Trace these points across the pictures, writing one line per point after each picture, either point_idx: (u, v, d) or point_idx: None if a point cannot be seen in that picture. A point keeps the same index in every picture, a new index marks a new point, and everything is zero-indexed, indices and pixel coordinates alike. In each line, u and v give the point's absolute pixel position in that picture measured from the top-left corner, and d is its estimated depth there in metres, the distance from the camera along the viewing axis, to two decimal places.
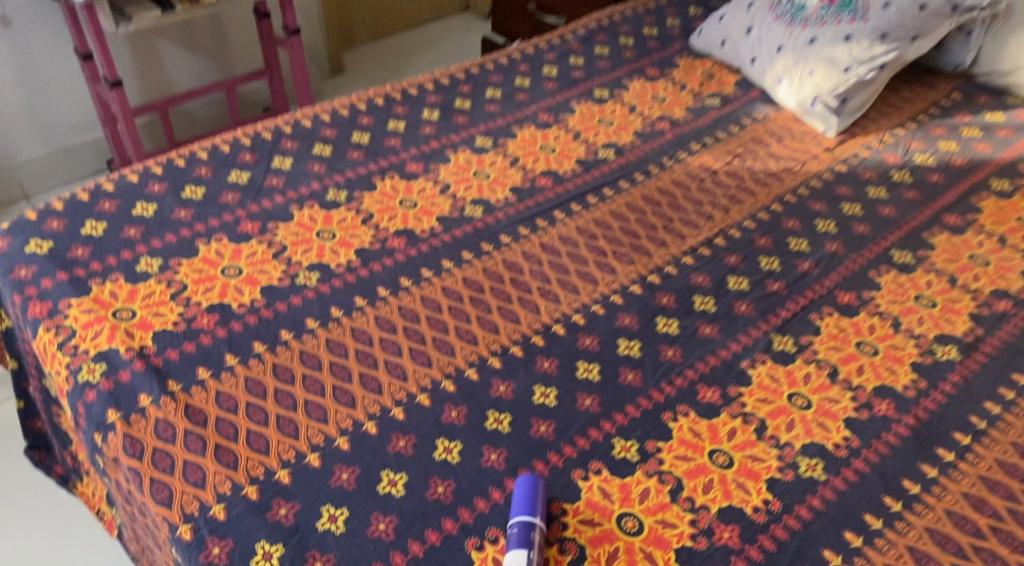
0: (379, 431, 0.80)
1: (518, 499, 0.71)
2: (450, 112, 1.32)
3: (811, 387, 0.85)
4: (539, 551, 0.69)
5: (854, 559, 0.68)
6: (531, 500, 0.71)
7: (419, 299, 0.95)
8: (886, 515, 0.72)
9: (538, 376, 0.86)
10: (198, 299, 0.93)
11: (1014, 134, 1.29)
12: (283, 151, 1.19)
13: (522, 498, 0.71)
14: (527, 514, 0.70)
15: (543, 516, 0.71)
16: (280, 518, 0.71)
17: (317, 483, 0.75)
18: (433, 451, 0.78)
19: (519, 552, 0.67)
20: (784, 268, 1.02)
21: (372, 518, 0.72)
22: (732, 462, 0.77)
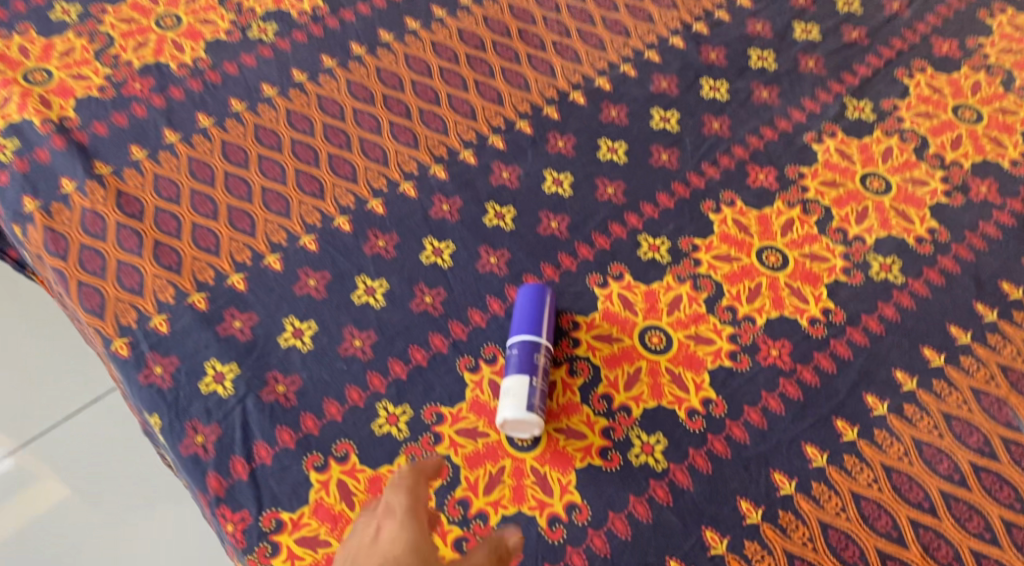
0: (354, 228, 0.64)
1: (520, 311, 0.58)
2: None
3: (892, 165, 0.67)
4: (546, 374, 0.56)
5: (933, 382, 0.55)
6: (535, 314, 0.58)
7: (402, 57, 0.74)
8: (975, 328, 0.58)
9: (549, 159, 0.69)
10: (128, 57, 0.74)
11: None
12: None
13: (526, 313, 0.58)
14: (531, 331, 0.57)
15: (551, 331, 0.58)
16: (234, 333, 0.59)
17: (278, 290, 0.61)
18: (419, 253, 0.63)
19: (522, 377, 0.54)
20: (868, 10, 0.79)
21: (345, 334, 0.59)
22: (786, 262, 0.62)
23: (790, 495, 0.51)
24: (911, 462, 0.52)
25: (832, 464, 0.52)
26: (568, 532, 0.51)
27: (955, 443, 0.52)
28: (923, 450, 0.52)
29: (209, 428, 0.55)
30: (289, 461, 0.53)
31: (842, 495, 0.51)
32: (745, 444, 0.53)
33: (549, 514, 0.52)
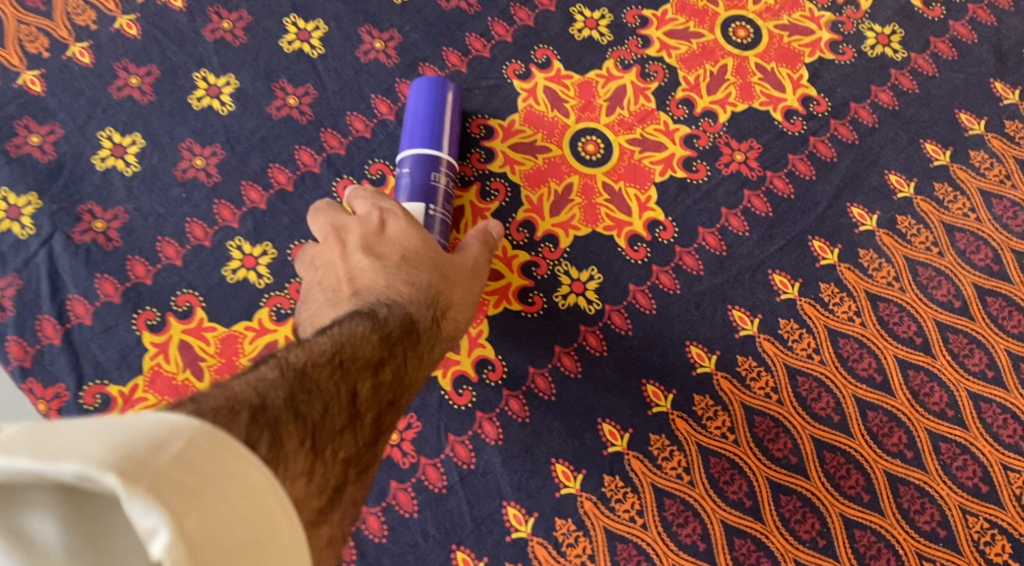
0: (189, 4, 0.47)
1: (413, 115, 0.44)
2: None
3: None
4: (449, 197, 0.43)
5: (935, 186, 0.44)
6: (440, 118, 0.44)
7: None
8: (992, 114, 0.45)
9: None
10: None
11: None
12: None
13: (427, 118, 0.43)
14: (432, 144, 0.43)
15: (454, 138, 0.44)
16: (30, 152, 0.44)
17: (90, 94, 0.46)
18: (277, 38, 0.47)
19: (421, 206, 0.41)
20: None
21: (182, 151, 0.45)
22: (758, 37, 0.47)
23: (751, 336, 0.42)
24: (902, 288, 0.42)
25: (805, 296, 0.42)
26: (477, 395, 0.41)
27: (957, 262, 0.42)
28: (918, 273, 0.42)
29: (5, 281, 0.42)
30: (115, 320, 0.42)
31: (817, 334, 0.42)
32: (698, 276, 0.43)
33: (454, 375, 0.41)
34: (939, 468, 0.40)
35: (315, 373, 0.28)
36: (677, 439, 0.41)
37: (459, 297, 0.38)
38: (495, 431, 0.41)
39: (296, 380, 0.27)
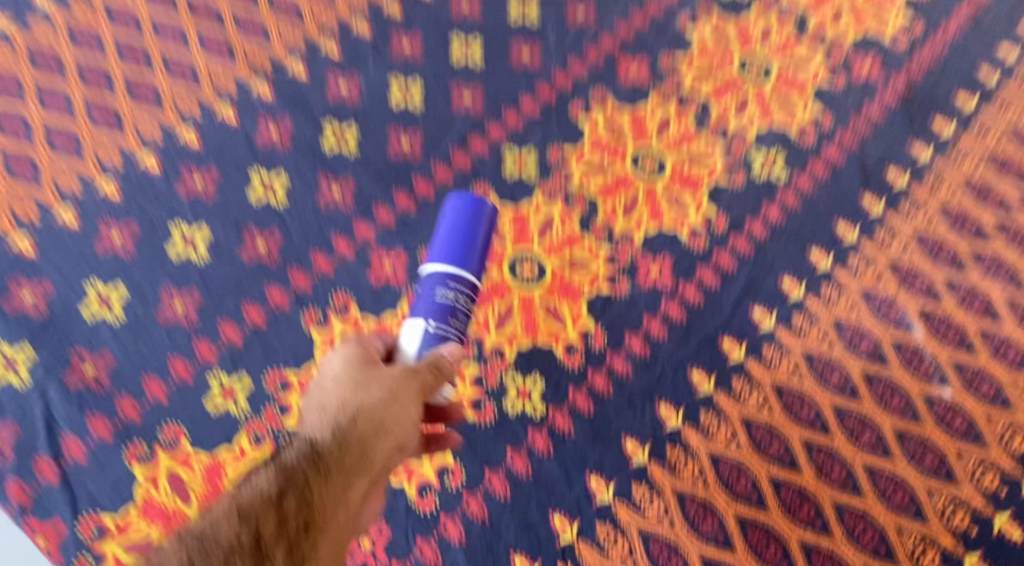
0: (165, 168, 0.54)
1: (450, 228, 0.45)
2: None
3: (773, 47, 0.61)
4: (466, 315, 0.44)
5: (823, 286, 0.52)
6: (468, 236, 0.45)
7: None
8: (862, 223, 0.54)
9: (394, 64, 0.59)
10: None
11: None
12: None
13: (455, 232, 0.45)
14: (453, 260, 0.44)
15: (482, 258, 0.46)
16: (25, 310, 0.49)
17: (78, 251, 0.51)
18: (248, 191, 0.54)
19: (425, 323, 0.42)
20: None
21: (165, 296, 0.50)
22: (663, 168, 0.56)
23: (677, 428, 0.48)
24: (801, 377, 0.49)
25: (720, 389, 0.49)
26: (440, 500, 0.46)
27: (845, 352, 0.49)
28: (813, 363, 0.49)
29: (2, 428, 0.46)
30: (108, 458, 0.46)
31: (732, 422, 0.48)
32: (629, 377, 0.49)
33: (419, 483, 0.46)
34: (846, 535, 0.45)
35: (213, 536, 0.30)
36: (619, 525, 0.46)
37: (389, 406, 0.37)
38: (458, 531, 0.45)
39: (193, 545, 0.29)
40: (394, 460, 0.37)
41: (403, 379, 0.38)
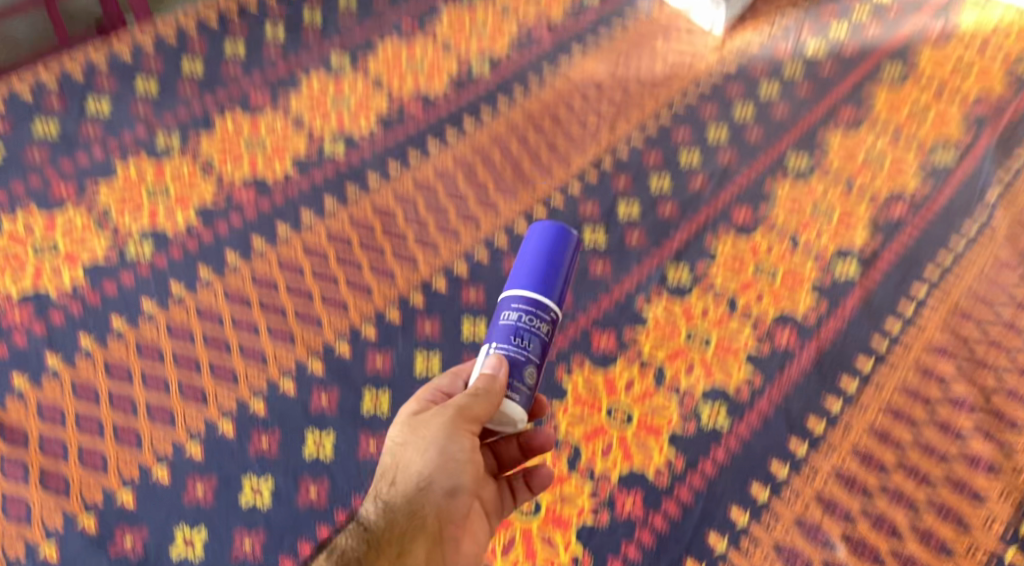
0: (238, 432, 0.69)
1: (543, 257, 0.58)
2: (295, 26, 1.10)
3: (711, 321, 0.79)
4: (536, 333, 0.55)
5: (763, 515, 0.66)
6: (548, 263, 0.58)
7: (276, 263, 0.82)
8: (789, 462, 0.69)
9: (418, 342, 0.76)
10: (8, 289, 0.78)
11: (904, 12, 1.21)
12: (97, 89, 0.97)
13: (538, 256, 0.58)
14: (534, 279, 0.57)
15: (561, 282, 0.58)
16: (125, 552, 0.63)
17: (169, 502, 0.66)
18: (304, 448, 0.69)
19: (491, 341, 0.55)
20: (676, 186, 0.93)
21: (235, 538, 0.64)
22: (630, 418, 0.71)
23: None
24: None
25: None
26: None
27: None
28: None
29: None
30: None
31: None
32: None
33: None
34: None
35: None
36: None
37: (431, 459, 0.52)
38: None
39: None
40: (456, 491, 0.52)
41: (436, 428, 0.52)
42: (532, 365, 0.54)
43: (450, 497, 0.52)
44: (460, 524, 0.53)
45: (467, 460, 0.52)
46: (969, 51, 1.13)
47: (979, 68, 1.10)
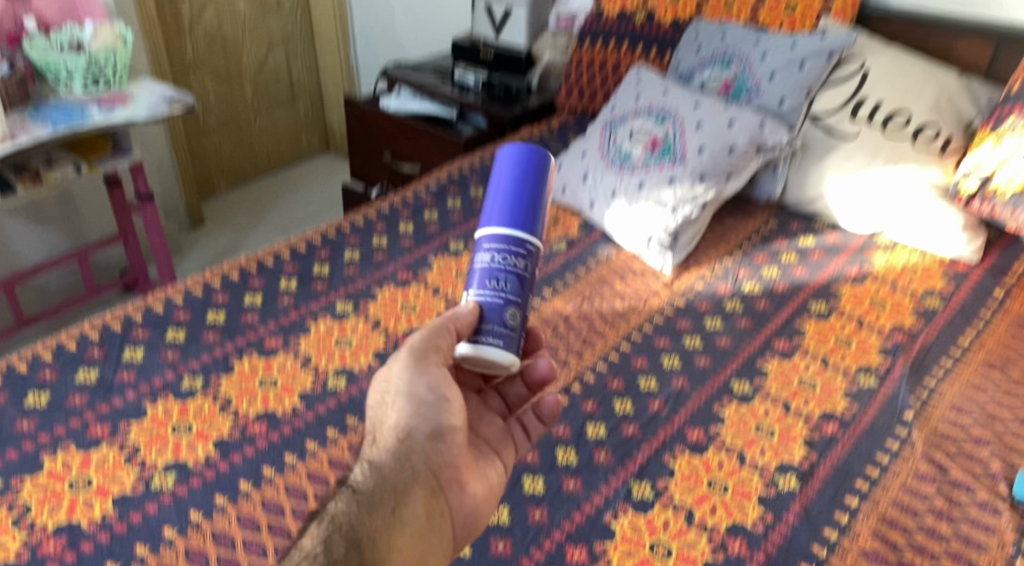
0: None
1: (514, 201, 0.82)
2: (306, 279, 1.29)
3: (670, 533, 0.89)
4: (508, 268, 0.80)
5: None
6: (518, 206, 0.82)
7: (282, 489, 0.92)
8: None
9: None
10: (44, 521, 0.88)
11: (824, 256, 1.44)
12: (134, 340, 1.13)
13: (509, 202, 0.82)
14: (506, 220, 0.81)
15: (532, 215, 0.82)
16: None
17: None
18: None
19: (474, 285, 0.81)
20: (637, 410, 1.07)
21: None
22: None
23: None
24: None
25: None
26: None
27: None
28: None
29: None
30: None
31: None
32: None
33: None
34: None
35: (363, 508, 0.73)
36: None
37: (413, 411, 0.78)
38: None
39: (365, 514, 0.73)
40: (440, 432, 0.78)
41: (412, 383, 0.79)
42: (512, 307, 0.79)
43: (435, 441, 0.78)
44: (449, 460, 0.78)
45: (441, 406, 0.79)
46: (882, 288, 1.33)
47: (890, 303, 1.29)
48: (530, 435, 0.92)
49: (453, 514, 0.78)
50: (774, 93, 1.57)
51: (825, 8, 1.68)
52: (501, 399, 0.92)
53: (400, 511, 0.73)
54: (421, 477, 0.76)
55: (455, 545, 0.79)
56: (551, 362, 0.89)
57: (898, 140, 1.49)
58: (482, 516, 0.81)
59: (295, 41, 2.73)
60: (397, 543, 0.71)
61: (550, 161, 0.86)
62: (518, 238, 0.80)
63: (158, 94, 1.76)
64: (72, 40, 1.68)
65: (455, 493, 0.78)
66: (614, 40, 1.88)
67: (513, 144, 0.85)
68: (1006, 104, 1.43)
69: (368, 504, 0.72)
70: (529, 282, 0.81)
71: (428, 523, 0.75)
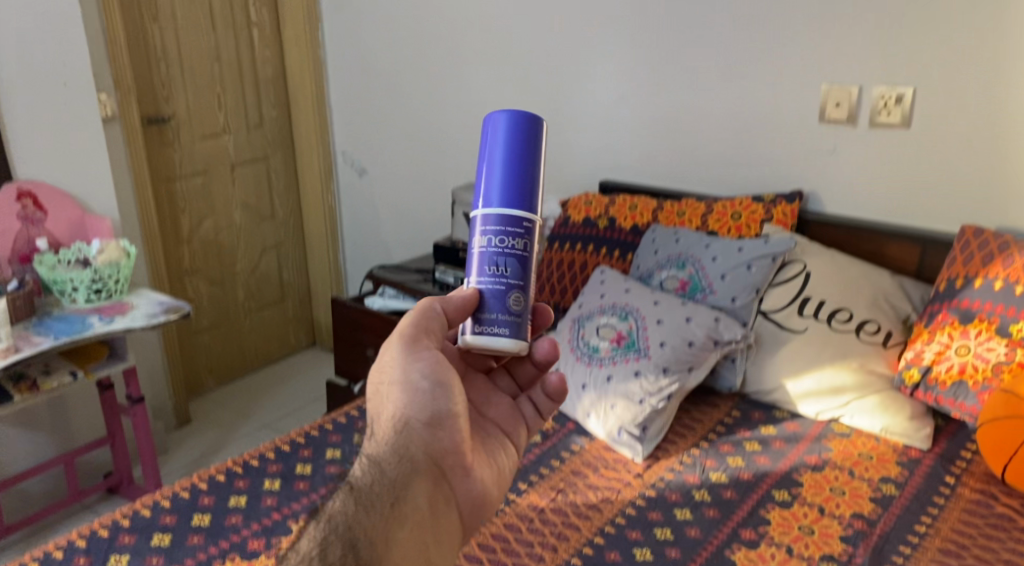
0: None
1: (508, 170, 0.88)
2: (290, 479, 1.33)
3: None
4: (505, 247, 0.88)
5: None
6: (512, 177, 0.88)
7: None
8: None
9: None
10: None
11: (785, 444, 1.51)
12: (120, 548, 1.16)
13: (503, 172, 0.88)
14: (502, 196, 0.88)
15: (526, 181, 0.88)
16: None
17: None
18: None
19: (477, 270, 0.89)
20: None
21: None
22: None
23: None
24: None
25: None
26: None
27: None
28: None
29: None
30: None
31: None
32: None
33: None
34: None
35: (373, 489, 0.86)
36: None
37: (409, 403, 0.89)
38: None
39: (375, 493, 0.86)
40: (435, 420, 0.89)
41: (407, 371, 0.89)
42: (514, 290, 0.88)
43: (432, 428, 0.89)
44: (447, 446, 0.89)
45: (433, 395, 0.89)
46: (841, 475, 1.40)
47: (850, 491, 1.36)
48: (538, 415, 1.05)
49: (458, 493, 0.90)
50: (726, 291, 1.73)
51: (767, 216, 1.88)
52: (512, 377, 1.05)
53: (398, 505, 0.85)
54: (420, 468, 0.87)
55: (463, 523, 0.90)
56: (551, 339, 0.99)
57: (843, 333, 1.62)
58: (489, 495, 0.92)
59: (286, 246, 2.94)
60: (396, 537, 0.83)
61: (542, 125, 0.91)
62: (513, 218, 0.87)
63: (156, 303, 1.89)
64: (79, 257, 1.90)
65: (457, 478, 0.89)
66: (581, 243, 2.06)
67: (508, 111, 0.90)
68: (937, 302, 1.59)
69: (367, 502, 0.85)
70: (530, 261, 0.89)
71: (429, 512, 0.87)
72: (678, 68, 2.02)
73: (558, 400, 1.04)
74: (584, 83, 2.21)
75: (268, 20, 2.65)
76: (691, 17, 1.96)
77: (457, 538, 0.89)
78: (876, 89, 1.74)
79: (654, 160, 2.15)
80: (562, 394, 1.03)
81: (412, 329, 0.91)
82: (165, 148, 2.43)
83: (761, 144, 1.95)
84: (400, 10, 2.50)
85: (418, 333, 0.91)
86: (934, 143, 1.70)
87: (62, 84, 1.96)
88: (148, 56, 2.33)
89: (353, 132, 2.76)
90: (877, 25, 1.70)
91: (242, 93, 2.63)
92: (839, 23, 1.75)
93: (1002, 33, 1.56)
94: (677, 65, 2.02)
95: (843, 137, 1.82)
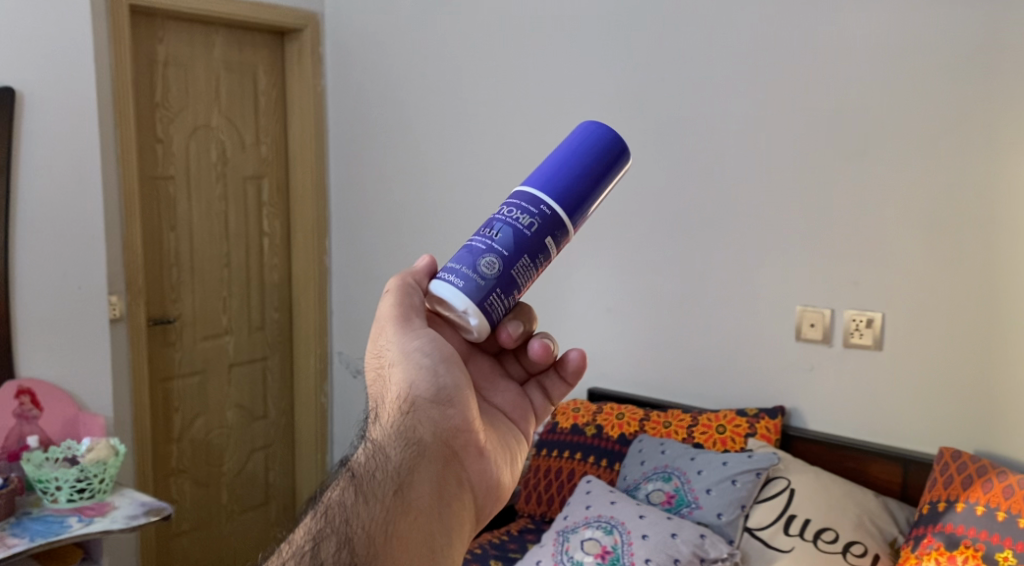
0: None
1: (560, 166, 0.84)
2: None
3: None
4: (508, 217, 0.81)
5: None
6: (559, 171, 0.84)
7: None
8: None
9: None
10: None
11: None
12: None
13: (556, 166, 0.84)
14: (540, 182, 0.83)
15: (566, 182, 0.83)
16: None
17: None
18: None
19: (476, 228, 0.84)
20: None
21: None
22: None
23: None
24: None
25: None
26: None
27: None
28: None
29: None
30: None
31: None
32: None
33: None
34: None
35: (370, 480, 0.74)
36: None
37: (413, 379, 0.79)
38: None
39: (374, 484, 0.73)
40: (443, 395, 0.78)
41: (406, 350, 0.80)
42: (492, 256, 0.80)
43: (441, 406, 0.78)
44: (458, 425, 0.78)
45: (437, 372, 0.79)
46: None
47: None
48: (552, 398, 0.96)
49: (470, 477, 0.79)
50: (712, 506, 1.72)
51: (750, 430, 1.92)
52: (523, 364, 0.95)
53: (405, 492, 0.73)
54: (429, 450, 0.76)
55: (477, 512, 0.80)
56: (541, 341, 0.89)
57: (830, 554, 1.58)
58: (500, 481, 0.82)
59: (276, 447, 2.95)
60: (401, 528, 0.71)
61: (623, 160, 0.88)
62: (534, 201, 0.82)
63: (138, 504, 1.87)
64: (66, 455, 1.92)
65: (469, 462, 0.79)
66: (569, 450, 2.08)
67: (600, 124, 0.88)
68: (922, 525, 1.58)
69: (366, 492, 0.73)
70: (523, 247, 0.80)
71: (439, 498, 0.75)
72: (660, 287, 2.16)
73: (573, 381, 0.96)
74: (575, 298, 2.35)
75: (279, 229, 2.86)
76: (672, 242, 2.12)
77: (470, 528, 0.79)
78: (847, 313, 1.85)
79: (641, 372, 2.23)
80: (579, 374, 0.95)
81: (403, 310, 0.83)
82: (167, 347, 2.53)
83: (739, 361, 2.04)
84: (403, 225, 2.69)
85: (408, 313, 0.83)
86: (904, 364, 1.78)
87: (76, 287, 2.08)
88: (161, 261, 2.50)
89: (351, 333, 2.87)
90: (840, 259, 1.84)
91: (247, 296, 2.77)
92: (807, 253, 1.89)
93: (954, 268, 1.69)
94: (659, 283, 2.16)
95: (818, 356, 1.90)
